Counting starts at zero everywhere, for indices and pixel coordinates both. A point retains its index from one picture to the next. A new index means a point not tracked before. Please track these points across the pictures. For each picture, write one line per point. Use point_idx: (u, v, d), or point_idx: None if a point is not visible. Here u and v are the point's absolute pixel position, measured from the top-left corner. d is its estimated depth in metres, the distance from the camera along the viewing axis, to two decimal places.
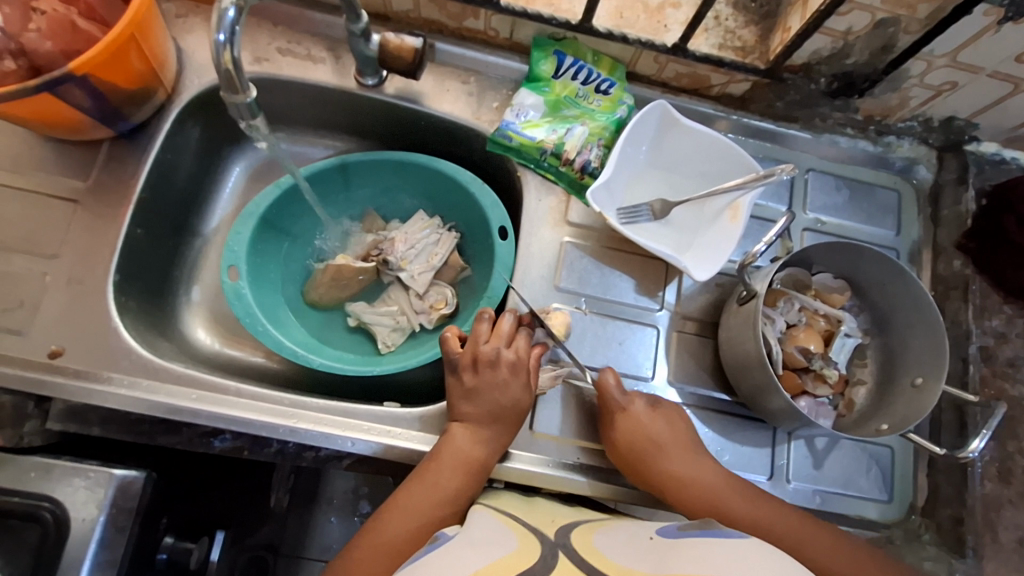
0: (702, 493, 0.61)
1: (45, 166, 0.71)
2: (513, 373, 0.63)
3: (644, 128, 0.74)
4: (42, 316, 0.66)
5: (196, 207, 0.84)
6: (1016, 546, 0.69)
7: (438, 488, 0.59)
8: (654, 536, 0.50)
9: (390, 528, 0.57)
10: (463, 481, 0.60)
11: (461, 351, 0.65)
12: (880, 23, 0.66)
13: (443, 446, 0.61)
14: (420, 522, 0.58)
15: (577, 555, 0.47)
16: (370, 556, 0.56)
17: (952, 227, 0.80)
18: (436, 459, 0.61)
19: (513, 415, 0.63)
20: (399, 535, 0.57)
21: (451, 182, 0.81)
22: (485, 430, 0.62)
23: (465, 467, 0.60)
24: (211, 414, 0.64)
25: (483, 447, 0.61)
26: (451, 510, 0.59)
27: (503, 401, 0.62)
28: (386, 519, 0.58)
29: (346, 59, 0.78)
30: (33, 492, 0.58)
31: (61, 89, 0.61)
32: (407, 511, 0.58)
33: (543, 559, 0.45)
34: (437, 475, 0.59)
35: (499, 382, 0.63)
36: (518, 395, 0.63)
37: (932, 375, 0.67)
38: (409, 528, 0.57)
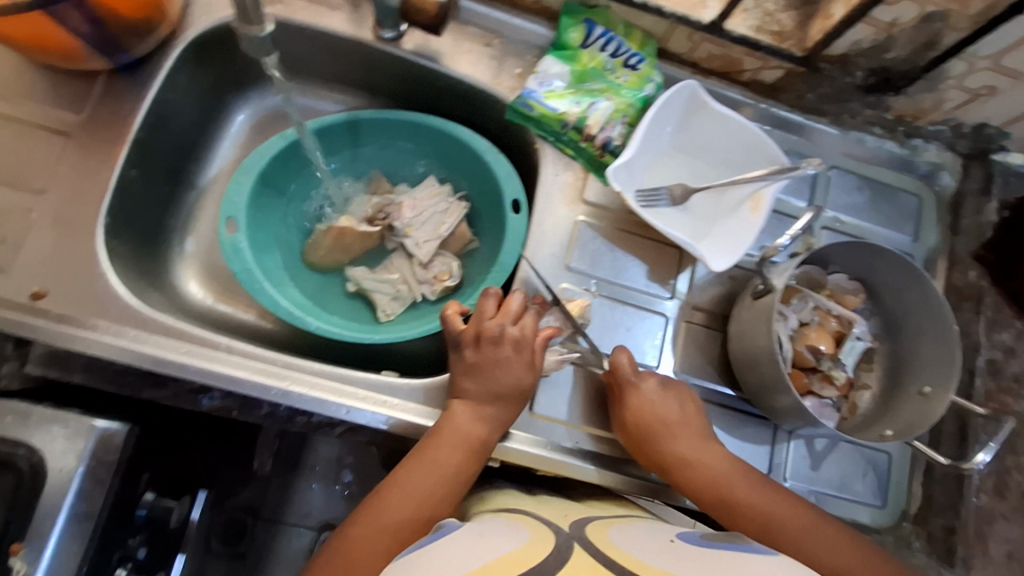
0: (743, 506, 0.60)
1: (35, 95, 0.67)
2: (517, 349, 0.61)
3: (671, 108, 0.71)
4: (26, 253, 0.62)
5: (196, 154, 0.80)
6: (1006, 560, 0.69)
7: (439, 466, 0.57)
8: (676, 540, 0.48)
9: (390, 508, 0.55)
10: (465, 459, 0.58)
11: (465, 328, 0.63)
12: (928, 16, 0.63)
13: (443, 423, 0.59)
14: (421, 502, 0.56)
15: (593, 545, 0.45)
16: (369, 537, 0.53)
17: (971, 238, 0.79)
18: (435, 436, 0.59)
19: (515, 394, 0.61)
20: (400, 517, 0.55)
21: (466, 149, 0.77)
22: (486, 409, 0.60)
23: (467, 445, 0.58)
24: (200, 369, 0.61)
25: (488, 425, 0.60)
26: (452, 486, 0.57)
27: (506, 379, 0.60)
28: (385, 500, 0.55)
29: (364, 9, 0.74)
30: (8, 438, 0.56)
31: (57, 9, 0.56)
32: (407, 489, 0.56)
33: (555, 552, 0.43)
34: (438, 453, 0.57)
35: (502, 359, 0.61)
36: (520, 373, 0.61)
37: (941, 385, 0.66)
38: (409, 507, 0.55)
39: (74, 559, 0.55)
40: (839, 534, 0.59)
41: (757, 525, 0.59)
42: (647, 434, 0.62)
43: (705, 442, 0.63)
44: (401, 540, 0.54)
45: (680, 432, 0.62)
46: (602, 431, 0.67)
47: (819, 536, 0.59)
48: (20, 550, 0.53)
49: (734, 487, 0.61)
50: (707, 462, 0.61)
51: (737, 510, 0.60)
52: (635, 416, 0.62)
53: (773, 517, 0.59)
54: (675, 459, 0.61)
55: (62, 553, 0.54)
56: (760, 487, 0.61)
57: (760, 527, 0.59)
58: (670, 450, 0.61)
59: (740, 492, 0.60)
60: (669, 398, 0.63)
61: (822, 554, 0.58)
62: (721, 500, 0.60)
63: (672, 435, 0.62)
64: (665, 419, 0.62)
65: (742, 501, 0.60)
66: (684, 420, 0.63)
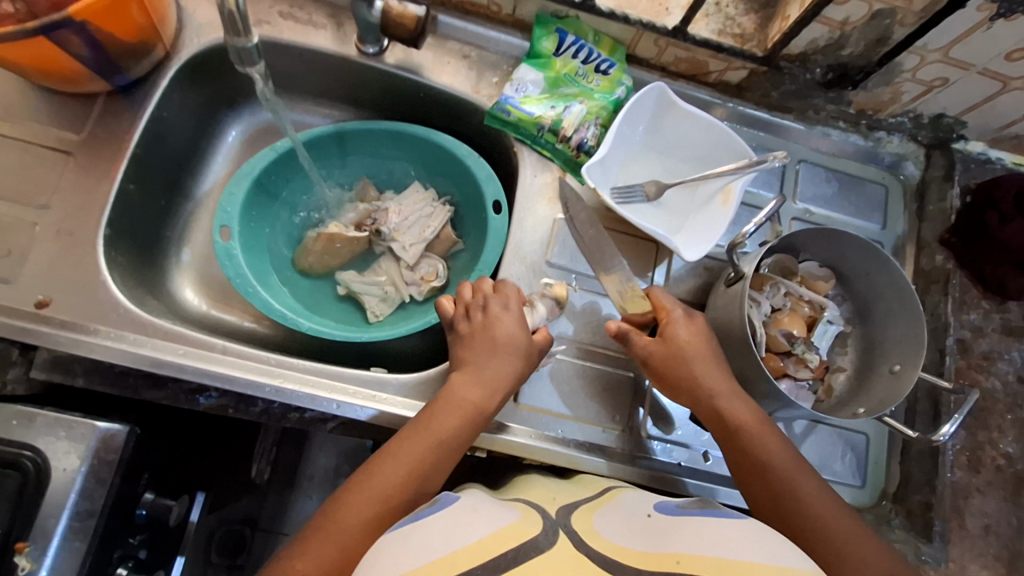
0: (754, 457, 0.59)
1: (38, 116, 0.70)
2: (504, 310, 0.65)
3: (641, 109, 0.75)
4: (30, 265, 0.66)
5: (191, 168, 0.83)
6: (981, 531, 0.72)
7: (433, 433, 0.58)
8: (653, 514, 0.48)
9: (381, 475, 0.55)
10: (458, 427, 0.59)
11: (450, 306, 0.68)
12: (876, 14, 0.67)
13: (440, 394, 0.61)
14: (412, 470, 0.55)
15: (567, 524, 0.46)
16: (358, 504, 0.53)
17: (936, 223, 0.82)
18: (432, 408, 0.60)
19: (514, 347, 0.64)
20: (390, 483, 0.54)
21: (448, 155, 0.81)
22: (483, 372, 0.62)
23: (462, 412, 0.60)
24: (197, 369, 0.64)
25: (483, 392, 0.61)
26: (444, 455, 0.57)
27: (501, 334, 0.64)
28: (377, 469, 0.55)
29: (347, 26, 0.78)
30: (14, 440, 0.58)
31: (58, 35, 0.60)
32: (399, 458, 0.56)
33: (529, 527, 0.44)
34: (433, 421, 0.59)
35: (491, 321, 0.65)
36: (512, 327, 0.64)
37: (910, 362, 0.69)
38: (401, 475, 0.55)
39: (77, 555, 0.57)
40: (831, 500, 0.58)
41: (756, 472, 0.59)
42: (673, 370, 0.63)
43: (731, 384, 0.63)
44: (391, 507, 0.54)
45: (707, 364, 0.63)
46: (579, 418, 0.70)
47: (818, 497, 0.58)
48: (26, 548, 0.55)
49: (752, 430, 0.60)
50: (733, 403, 0.62)
51: (751, 449, 0.60)
52: (657, 350, 0.64)
53: (771, 464, 0.59)
54: (702, 389, 0.62)
55: (67, 550, 0.57)
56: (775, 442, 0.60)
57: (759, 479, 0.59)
58: (698, 379, 0.62)
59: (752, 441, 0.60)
60: (696, 333, 0.64)
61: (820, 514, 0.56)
62: (738, 437, 0.60)
63: (703, 371, 0.63)
64: (693, 355, 0.63)
65: (752, 446, 0.60)
66: (711, 358, 0.64)
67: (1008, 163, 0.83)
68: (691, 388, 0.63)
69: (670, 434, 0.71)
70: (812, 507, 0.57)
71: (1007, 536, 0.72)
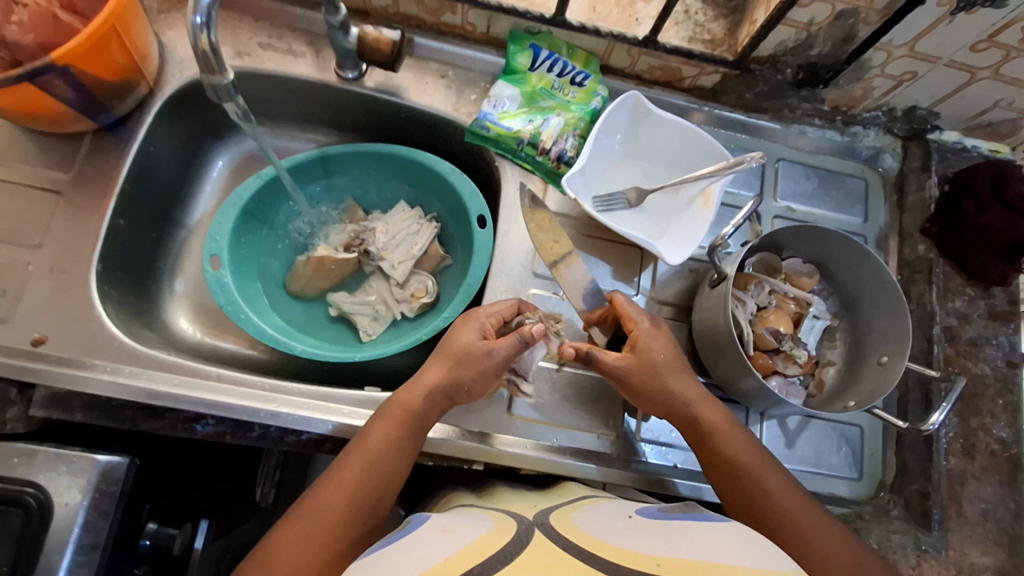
0: (724, 453, 0.61)
1: (27, 158, 0.72)
2: (471, 321, 0.65)
3: (617, 118, 0.76)
4: (25, 304, 0.67)
5: (180, 200, 0.85)
6: (980, 517, 0.73)
7: (376, 443, 0.59)
8: (634, 516, 0.50)
9: (329, 492, 0.56)
10: (398, 434, 0.60)
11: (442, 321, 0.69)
12: (840, 14, 0.68)
13: (389, 402, 0.62)
14: (357, 482, 0.57)
15: (554, 532, 0.47)
16: (306, 522, 0.54)
17: (917, 214, 0.83)
18: (380, 416, 0.61)
19: (465, 358, 0.62)
20: (338, 499, 0.56)
21: (432, 172, 0.82)
22: (429, 380, 0.62)
23: (400, 419, 0.60)
24: (192, 399, 0.65)
25: (424, 397, 0.61)
26: (388, 464, 0.58)
27: (456, 344, 0.63)
28: (322, 488, 0.57)
29: (326, 53, 0.80)
30: (16, 477, 0.59)
31: (43, 80, 0.62)
32: (344, 472, 0.57)
33: (516, 537, 0.44)
34: (378, 431, 0.60)
35: (453, 330, 0.65)
36: (467, 337, 0.64)
37: (897, 353, 0.69)
38: (346, 489, 0.56)
39: None
40: (800, 491, 0.60)
41: (726, 468, 0.61)
42: (641, 378, 0.63)
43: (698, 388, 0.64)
44: (335, 522, 0.55)
45: (677, 372, 0.64)
46: (574, 427, 0.71)
47: (784, 488, 0.59)
48: None
49: (718, 432, 0.62)
50: (705, 406, 0.63)
51: (719, 449, 0.61)
52: (631, 363, 0.63)
53: (739, 461, 0.61)
54: (674, 398, 0.63)
55: None
56: (740, 437, 0.62)
57: (728, 474, 0.61)
58: (670, 389, 0.63)
59: (720, 438, 0.62)
60: (661, 341, 0.65)
61: (789, 505, 0.58)
62: (707, 439, 0.62)
63: (672, 376, 0.63)
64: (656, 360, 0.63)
65: (721, 444, 0.62)
66: (673, 362, 0.64)
67: (984, 151, 0.84)
68: (665, 398, 0.63)
69: (665, 437, 0.72)
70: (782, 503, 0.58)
71: (1006, 521, 0.73)
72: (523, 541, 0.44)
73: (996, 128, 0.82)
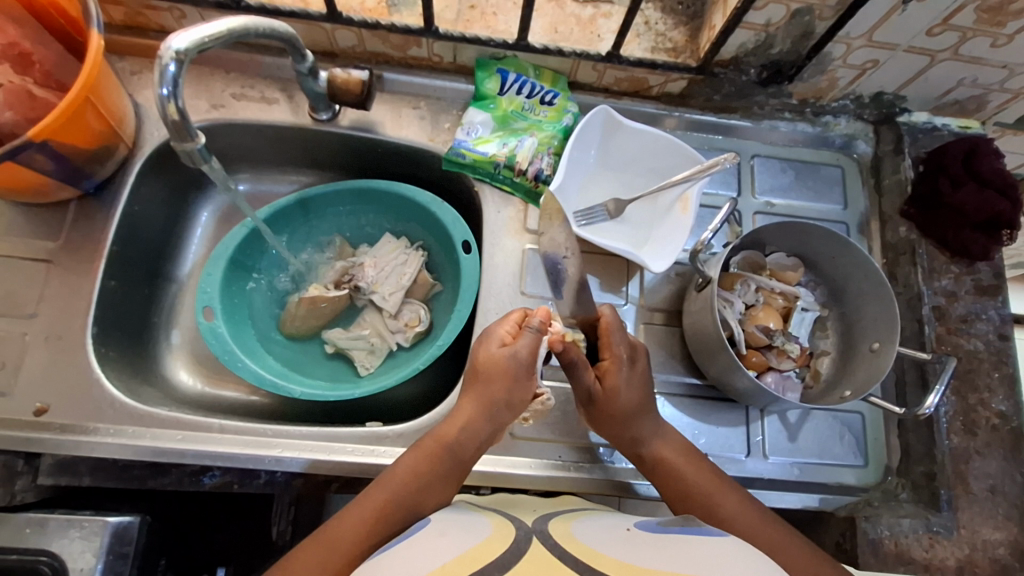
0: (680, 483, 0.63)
1: (15, 230, 0.73)
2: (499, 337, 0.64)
3: (589, 134, 0.78)
4: (25, 374, 0.68)
5: (168, 254, 0.86)
6: (988, 493, 0.73)
7: (405, 472, 0.60)
8: (632, 528, 0.51)
9: (347, 518, 0.56)
10: (428, 463, 0.61)
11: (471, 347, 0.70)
12: (795, 13, 0.69)
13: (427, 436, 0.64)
14: (378, 508, 0.57)
15: (550, 540, 0.47)
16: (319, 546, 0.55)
17: (894, 196, 0.84)
18: (415, 449, 0.62)
19: (497, 373, 0.62)
20: (355, 523, 0.56)
21: (413, 203, 0.83)
22: (464, 411, 0.63)
23: (432, 451, 0.62)
24: (198, 453, 0.66)
25: (459, 430, 0.62)
26: (413, 496, 0.58)
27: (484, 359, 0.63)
28: (344, 512, 0.57)
29: (299, 97, 0.81)
30: (30, 547, 0.60)
31: (24, 156, 0.63)
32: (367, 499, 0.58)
33: (509, 545, 0.45)
34: (409, 462, 0.61)
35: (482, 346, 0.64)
36: (496, 351, 0.63)
37: (887, 339, 0.70)
38: (366, 514, 0.57)
39: None
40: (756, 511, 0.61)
41: (683, 496, 0.62)
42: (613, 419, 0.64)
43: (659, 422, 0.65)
44: (355, 544, 0.55)
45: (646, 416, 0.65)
46: (576, 441, 0.72)
47: (741, 511, 0.60)
48: None
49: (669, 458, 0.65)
50: (659, 443, 0.65)
51: (676, 478, 0.63)
52: (603, 393, 0.64)
53: (695, 489, 0.62)
54: (633, 436, 0.65)
55: None
56: (697, 464, 0.64)
57: (687, 501, 0.62)
58: (630, 429, 0.64)
59: (679, 468, 0.64)
60: (628, 377, 0.64)
61: (742, 527, 0.59)
62: (663, 471, 0.64)
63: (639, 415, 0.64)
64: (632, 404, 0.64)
65: (679, 474, 0.63)
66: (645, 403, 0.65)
67: (954, 128, 0.85)
68: (621, 436, 0.65)
69: None
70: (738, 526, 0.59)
71: (1014, 494, 0.73)
72: (523, 546, 0.45)
73: (964, 105, 0.83)
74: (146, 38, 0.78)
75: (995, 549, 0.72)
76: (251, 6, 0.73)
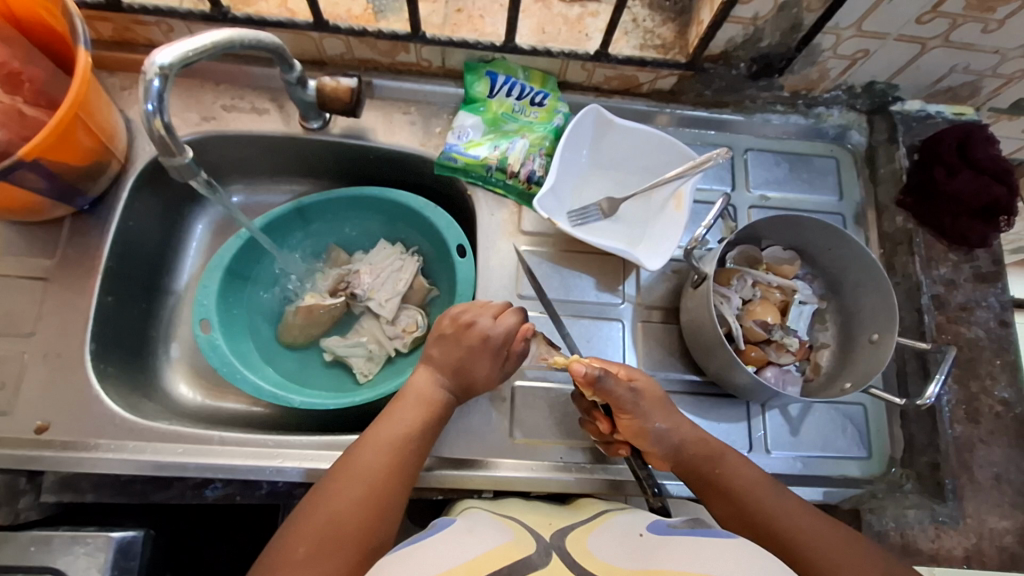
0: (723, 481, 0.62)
1: (10, 249, 0.73)
2: (493, 343, 0.65)
3: (580, 133, 0.77)
4: (25, 394, 0.68)
5: (165, 267, 0.86)
6: (993, 481, 0.73)
7: (407, 415, 0.62)
8: (644, 532, 0.51)
9: (364, 461, 0.58)
10: (428, 405, 0.63)
11: (442, 317, 0.68)
12: (782, 5, 0.69)
13: (410, 383, 0.65)
14: (390, 451, 0.59)
15: (570, 560, 0.46)
16: (344, 488, 0.56)
17: (890, 185, 0.83)
18: (402, 396, 0.64)
19: (476, 385, 0.66)
20: (374, 466, 0.58)
21: (407, 209, 0.83)
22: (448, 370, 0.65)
23: (428, 396, 0.64)
24: (199, 465, 0.66)
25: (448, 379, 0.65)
26: (418, 434, 0.61)
27: (475, 370, 0.65)
28: (357, 457, 0.58)
29: (289, 107, 0.81)
30: (35, 565, 0.60)
31: (15, 176, 0.63)
32: (377, 443, 0.59)
33: (520, 554, 0.44)
34: (405, 407, 0.62)
35: (476, 352, 0.65)
36: (487, 369, 0.66)
37: (886, 330, 0.69)
38: (380, 457, 0.58)
39: None
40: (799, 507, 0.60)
41: (724, 491, 0.61)
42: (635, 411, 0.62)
43: (671, 409, 0.64)
44: (378, 482, 0.57)
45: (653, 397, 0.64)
46: (578, 443, 0.72)
47: (785, 507, 0.60)
48: None
49: (730, 456, 0.63)
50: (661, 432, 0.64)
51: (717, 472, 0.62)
52: (643, 389, 0.63)
53: (737, 484, 0.61)
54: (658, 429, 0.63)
55: None
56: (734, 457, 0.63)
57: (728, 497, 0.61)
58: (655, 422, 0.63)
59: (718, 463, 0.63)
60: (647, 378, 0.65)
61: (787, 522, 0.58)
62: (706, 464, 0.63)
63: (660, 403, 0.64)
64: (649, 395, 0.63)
65: (720, 469, 0.62)
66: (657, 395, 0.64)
67: (948, 116, 0.85)
68: (641, 428, 0.63)
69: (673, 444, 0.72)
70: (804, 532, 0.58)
71: (1019, 482, 0.73)
72: (529, 560, 0.44)
73: (957, 92, 0.82)
74: (134, 53, 0.79)
75: (1002, 538, 0.72)
76: (238, 18, 0.73)
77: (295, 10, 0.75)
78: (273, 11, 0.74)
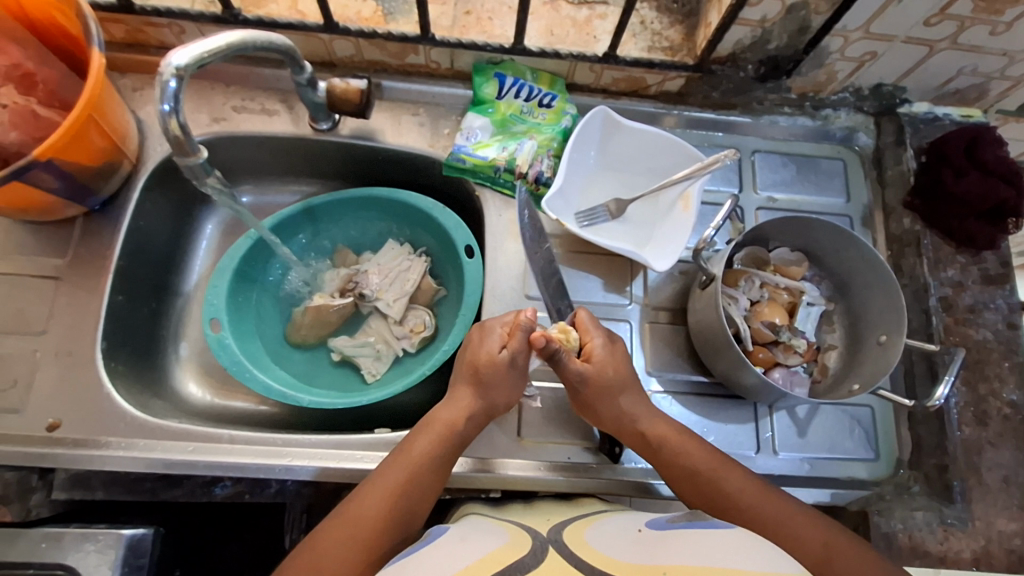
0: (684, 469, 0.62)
1: (23, 248, 0.74)
2: (496, 330, 0.65)
3: (588, 134, 0.78)
4: (36, 392, 0.69)
5: (174, 267, 0.86)
6: (1001, 484, 0.73)
7: (415, 456, 0.60)
8: (643, 528, 0.51)
9: (362, 505, 0.57)
10: (439, 445, 0.61)
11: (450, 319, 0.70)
12: (791, 8, 0.69)
13: (428, 418, 0.64)
14: (390, 495, 0.58)
15: (565, 550, 0.47)
16: (339, 533, 0.55)
17: (898, 188, 0.83)
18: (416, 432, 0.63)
19: (484, 366, 0.63)
20: (372, 511, 0.57)
21: (416, 210, 0.84)
22: (464, 396, 0.64)
23: (440, 434, 0.62)
24: (208, 463, 0.67)
25: (466, 417, 0.64)
26: (425, 476, 0.60)
27: (480, 350, 0.64)
28: (359, 499, 0.58)
29: (299, 108, 0.82)
30: (47, 561, 0.60)
31: (29, 176, 0.64)
32: (380, 485, 0.58)
33: (526, 554, 0.45)
34: (415, 445, 0.61)
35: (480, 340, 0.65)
36: (493, 346, 0.64)
37: (894, 332, 0.69)
38: (380, 502, 0.57)
39: None
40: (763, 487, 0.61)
41: (689, 479, 0.62)
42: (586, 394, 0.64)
43: None
44: (375, 527, 0.56)
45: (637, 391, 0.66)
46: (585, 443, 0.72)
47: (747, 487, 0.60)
48: None
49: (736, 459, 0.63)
50: (669, 432, 0.64)
51: (680, 458, 0.63)
52: (592, 374, 0.63)
53: (698, 470, 0.62)
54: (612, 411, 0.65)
55: None
56: (693, 441, 0.64)
57: (695, 484, 0.62)
58: (602, 407, 0.65)
59: (678, 449, 0.63)
60: (612, 364, 0.65)
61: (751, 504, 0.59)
62: (668, 454, 0.63)
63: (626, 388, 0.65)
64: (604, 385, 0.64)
65: (680, 457, 0.63)
66: (618, 381, 0.64)
67: (956, 118, 0.85)
68: (586, 407, 0.65)
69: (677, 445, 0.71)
70: (778, 518, 0.58)
71: None
72: (540, 556, 0.45)
73: (965, 94, 0.82)
74: (146, 54, 0.79)
75: (1010, 540, 0.72)
76: (249, 20, 0.74)
77: (306, 11, 0.75)
78: (284, 13, 0.75)
